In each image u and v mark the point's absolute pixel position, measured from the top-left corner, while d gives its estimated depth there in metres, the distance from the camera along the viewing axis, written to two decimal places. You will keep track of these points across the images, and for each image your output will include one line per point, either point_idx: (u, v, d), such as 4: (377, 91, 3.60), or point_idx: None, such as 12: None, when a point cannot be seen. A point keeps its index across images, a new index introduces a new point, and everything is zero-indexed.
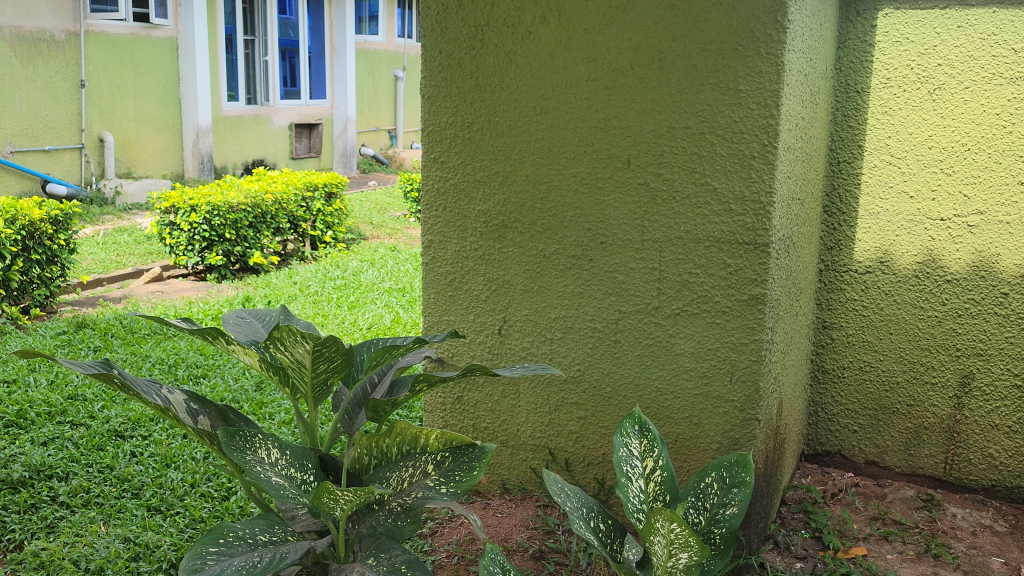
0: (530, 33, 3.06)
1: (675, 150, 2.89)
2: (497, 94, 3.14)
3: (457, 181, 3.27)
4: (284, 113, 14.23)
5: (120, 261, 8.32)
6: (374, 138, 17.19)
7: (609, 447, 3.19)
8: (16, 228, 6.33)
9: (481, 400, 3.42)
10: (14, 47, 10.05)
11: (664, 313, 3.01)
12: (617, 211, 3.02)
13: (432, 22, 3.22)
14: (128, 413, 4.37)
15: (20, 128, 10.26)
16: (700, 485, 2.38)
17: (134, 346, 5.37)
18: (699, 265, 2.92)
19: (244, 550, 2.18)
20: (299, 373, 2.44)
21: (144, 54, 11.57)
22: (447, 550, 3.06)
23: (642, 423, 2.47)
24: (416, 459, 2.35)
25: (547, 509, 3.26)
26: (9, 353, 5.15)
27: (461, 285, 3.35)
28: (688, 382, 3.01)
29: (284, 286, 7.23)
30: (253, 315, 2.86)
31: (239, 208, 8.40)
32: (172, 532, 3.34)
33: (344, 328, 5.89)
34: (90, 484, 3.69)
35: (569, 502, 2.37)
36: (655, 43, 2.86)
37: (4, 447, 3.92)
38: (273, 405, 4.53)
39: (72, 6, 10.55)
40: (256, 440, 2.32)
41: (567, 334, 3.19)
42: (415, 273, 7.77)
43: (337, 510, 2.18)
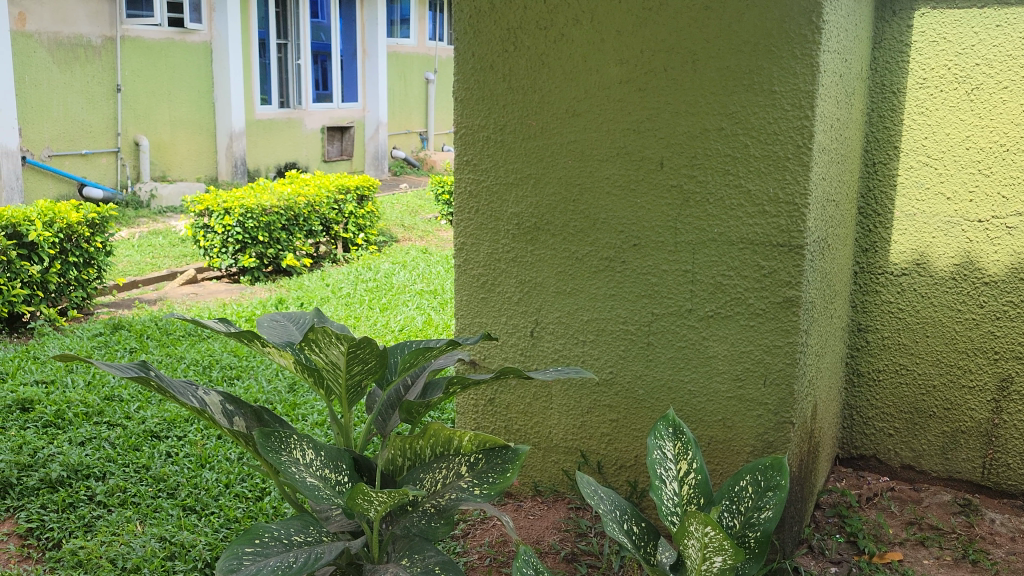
0: (563, 36, 3.06)
1: (709, 152, 2.88)
2: (530, 96, 3.15)
3: (489, 183, 3.28)
4: (316, 116, 14.32)
5: (155, 263, 8.42)
6: (405, 141, 17.27)
7: (641, 450, 3.18)
8: (54, 230, 6.42)
9: (514, 402, 3.42)
10: (52, 52, 10.19)
11: (698, 315, 2.99)
12: (650, 213, 3.01)
13: (465, 25, 3.23)
14: (164, 414, 4.41)
15: (58, 132, 10.40)
16: (735, 489, 2.37)
17: (169, 347, 5.43)
18: (733, 267, 2.91)
19: (280, 550, 2.19)
20: (334, 375, 2.46)
21: (178, 59, 11.70)
22: (478, 552, 3.07)
23: (676, 425, 2.46)
24: (450, 460, 2.36)
25: (579, 512, 3.25)
26: (48, 354, 5.23)
27: (493, 286, 3.36)
28: (721, 385, 3.00)
29: (317, 288, 7.29)
30: (287, 317, 2.88)
31: (272, 210, 8.46)
32: (207, 531, 3.37)
33: (376, 330, 5.93)
34: (126, 483, 3.73)
35: (602, 504, 2.37)
36: (688, 45, 2.86)
37: (43, 446, 3.98)
38: (307, 406, 4.56)
39: (108, 11, 10.69)
40: (291, 441, 2.34)
41: (600, 337, 3.19)
42: (446, 275, 7.79)
43: (371, 511, 2.19)
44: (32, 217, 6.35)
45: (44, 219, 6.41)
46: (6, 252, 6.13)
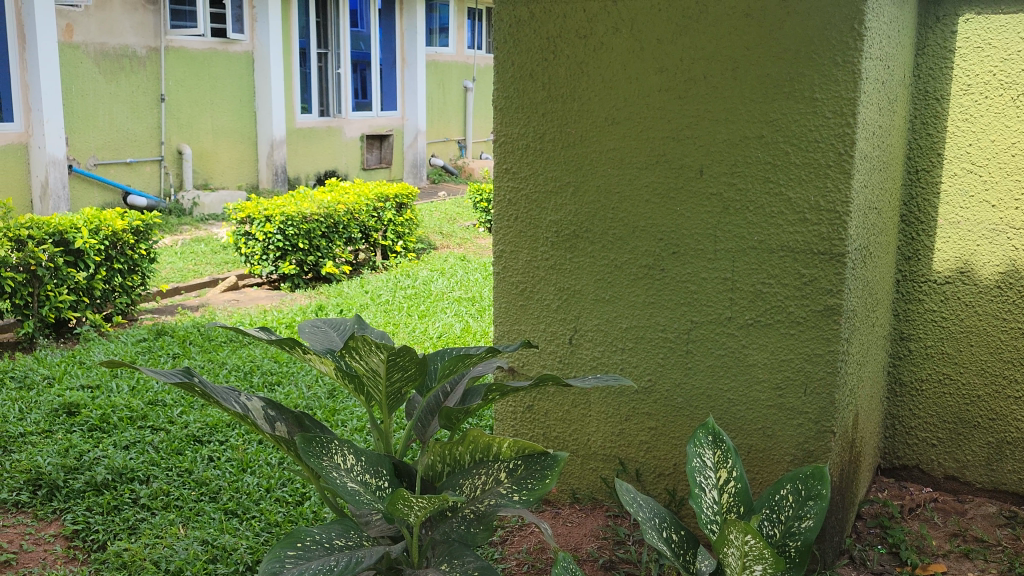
0: (602, 45, 3.07)
1: (749, 160, 2.88)
2: (569, 104, 3.16)
3: (529, 191, 3.30)
4: (355, 124, 14.44)
5: (197, 270, 8.54)
6: (443, 149, 17.36)
7: (680, 457, 3.17)
8: (100, 238, 6.53)
9: (552, 409, 3.43)
10: (99, 63, 10.38)
11: (737, 324, 2.98)
12: (690, 221, 3.01)
13: (504, 34, 3.25)
14: (206, 418, 4.47)
15: (104, 141, 10.57)
16: (776, 497, 2.36)
17: (211, 353, 5.50)
18: (773, 275, 2.90)
19: (322, 554, 2.22)
20: (374, 381, 2.48)
21: (220, 68, 11.88)
22: (517, 559, 3.07)
23: (716, 433, 2.45)
24: (489, 466, 2.36)
25: (618, 520, 3.25)
26: (94, 360, 5.32)
27: (532, 294, 3.37)
28: (761, 394, 2.98)
29: (356, 295, 7.35)
30: (329, 323, 2.91)
31: (312, 218, 8.53)
32: (248, 535, 3.41)
33: (415, 336, 5.97)
34: (170, 487, 3.78)
35: (641, 512, 2.36)
36: (728, 53, 2.86)
37: (89, 449, 4.06)
38: (346, 412, 4.59)
39: (153, 22, 10.88)
40: (333, 446, 2.37)
41: (638, 344, 3.18)
42: (484, 282, 7.82)
43: (411, 517, 2.20)
44: (79, 225, 6.46)
45: (91, 226, 6.53)
46: (53, 258, 6.23)
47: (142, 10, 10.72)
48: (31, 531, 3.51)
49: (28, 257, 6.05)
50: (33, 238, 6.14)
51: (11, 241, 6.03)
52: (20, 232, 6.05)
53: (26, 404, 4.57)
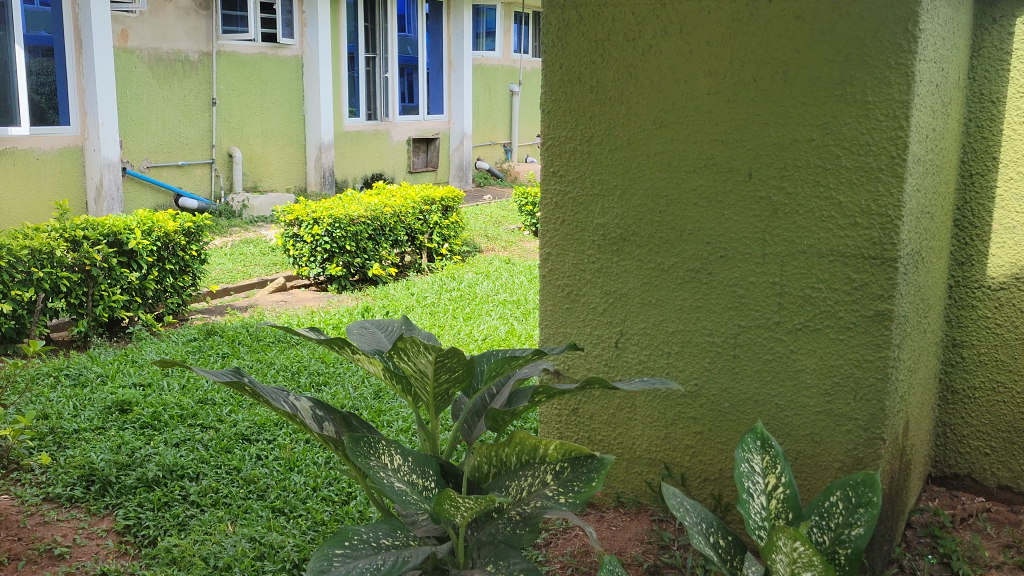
0: (651, 48, 3.07)
1: (798, 163, 2.85)
2: (617, 107, 3.16)
3: (576, 195, 3.31)
4: (402, 128, 14.53)
5: (246, 271, 8.66)
6: (489, 152, 17.43)
7: (727, 462, 3.14)
8: (152, 239, 6.65)
9: (597, 413, 3.43)
10: (153, 67, 10.57)
11: (785, 329, 2.96)
12: (738, 225, 2.99)
13: (553, 37, 3.27)
14: (254, 417, 4.52)
15: (157, 145, 10.76)
16: (825, 503, 2.33)
17: (260, 353, 5.58)
18: (823, 280, 2.87)
19: (369, 553, 2.23)
20: (422, 382, 2.50)
21: (270, 72, 12.03)
22: (560, 562, 3.07)
23: (764, 438, 2.44)
24: (535, 468, 2.36)
25: (662, 524, 3.23)
26: (146, 358, 5.41)
27: (578, 297, 3.37)
28: (809, 399, 2.95)
29: (402, 297, 7.40)
30: (377, 325, 2.93)
31: (359, 220, 8.60)
32: (295, 533, 3.44)
33: (460, 338, 6.01)
34: (218, 485, 3.84)
35: (687, 516, 2.34)
36: (779, 55, 2.84)
37: (140, 447, 4.13)
38: (392, 413, 4.62)
39: (206, 27, 11.06)
40: (380, 446, 2.40)
41: (685, 348, 3.16)
42: (528, 285, 7.82)
43: (458, 517, 2.21)
44: (132, 226, 6.58)
45: (143, 227, 6.65)
46: (107, 259, 6.35)
47: (195, 15, 10.91)
48: (84, 525, 3.59)
49: (82, 258, 6.17)
50: (88, 238, 6.26)
51: (68, 241, 6.16)
52: (76, 233, 6.17)
53: (80, 401, 4.66)
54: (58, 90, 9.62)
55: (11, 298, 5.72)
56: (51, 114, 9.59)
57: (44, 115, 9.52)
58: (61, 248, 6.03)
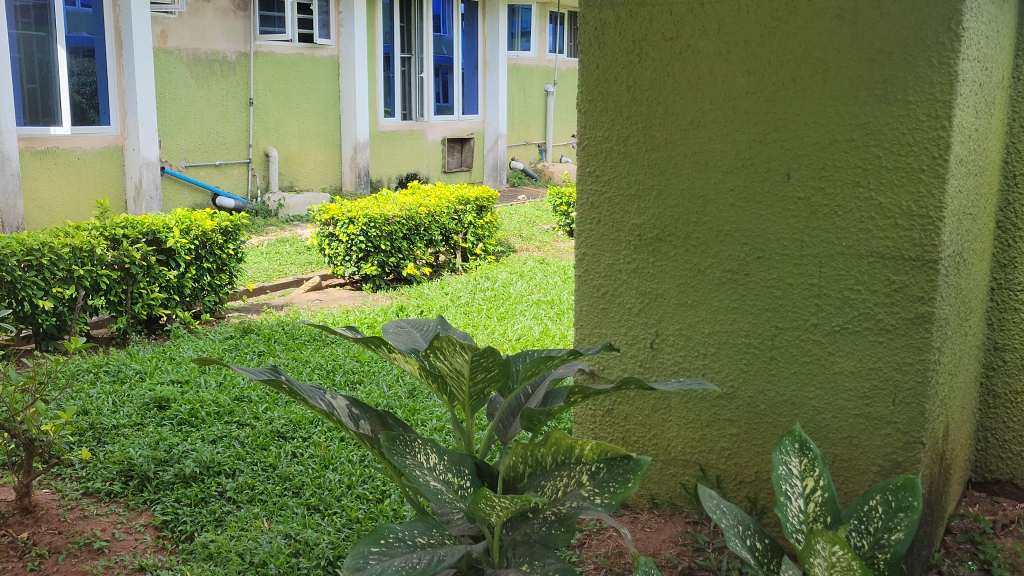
0: (689, 47, 3.05)
1: (838, 163, 2.83)
2: (654, 107, 3.15)
3: (612, 195, 3.30)
4: (436, 128, 14.58)
5: (282, 270, 8.73)
6: (523, 152, 17.46)
7: (763, 465, 3.12)
8: (190, 237, 6.72)
9: (632, 414, 3.42)
10: (191, 68, 10.68)
11: (823, 330, 2.93)
12: (776, 226, 2.97)
13: (590, 37, 3.26)
14: (290, 415, 4.56)
15: (194, 144, 10.87)
16: (865, 508, 2.30)
17: (295, 351, 5.62)
18: (862, 282, 2.84)
19: (404, 551, 2.24)
20: (457, 382, 2.50)
21: (306, 73, 12.12)
22: (594, 563, 3.07)
23: (802, 441, 2.41)
24: (571, 469, 2.35)
25: (697, 526, 3.21)
26: (184, 356, 5.47)
27: (613, 297, 3.36)
28: (847, 402, 2.92)
29: (436, 296, 7.43)
30: (413, 324, 2.93)
31: (394, 220, 8.63)
32: (330, 531, 3.46)
33: (495, 338, 6.03)
34: (254, 481, 3.87)
35: (724, 519, 2.32)
36: (818, 55, 2.82)
37: (178, 443, 4.18)
38: (426, 412, 4.64)
39: (244, 28, 11.17)
40: (416, 445, 2.40)
41: (721, 350, 3.15)
42: (562, 285, 7.82)
43: (493, 516, 2.21)
44: (171, 225, 6.65)
45: (181, 226, 6.73)
46: (147, 257, 6.43)
47: (233, 16, 11.02)
48: (123, 520, 3.63)
49: (122, 256, 6.26)
50: (127, 237, 6.35)
51: (107, 239, 6.25)
52: (116, 231, 6.26)
53: (119, 397, 4.73)
54: (99, 90, 9.75)
55: (52, 295, 5.82)
56: (92, 114, 9.73)
57: (85, 115, 9.66)
58: (101, 247, 6.12)
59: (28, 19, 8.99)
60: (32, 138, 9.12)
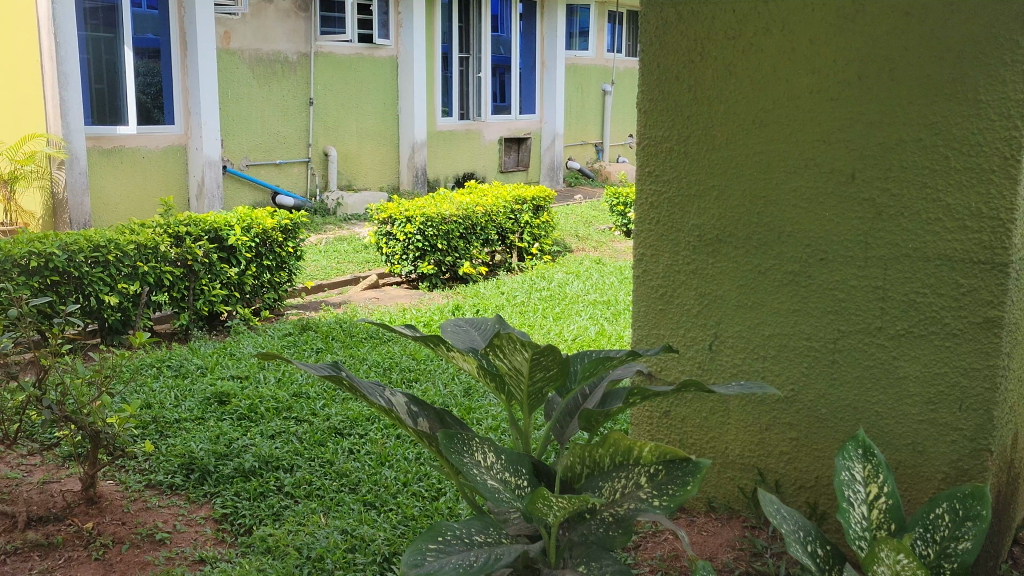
0: (751, 46, 3.02)
1: (904, 164, 2.77)
2: (715, 107, 3.12)
3: (671, 195, 3.27)
4: (493, 128, 14.62)
5: (340, 269, 8.82)
6: (581, 152, 17.44)
7: (824, 471, 3.07)
8: (251, 235, 6.82)
9: (689, 416, 3.39)
10: (253, 68, 10.85)
11: (888, 334, 2.87)
12: (840, 227, 2.91)
13: (651, 36, 3.24)
14: (347, 412, 4.60)
15: (255, 143, 11.03)
16: (931, 516, 2.25)
17: (352, 348, 5.67)
18: (928, 285, 2.78)
19: (462, 549, 2.24)
20: (516, 381, 2.50)
21: (365, 72, 12.24)
22: (650, 566, 3.05)
23: (866, 446, 2.37)
24: (630, 470, 2.32)
25: (755, 531, 3.16)
26: (243, 352, 5.55)
27: (672, 298, 3.33)
28: (912, 407, 2.86)
29: (492, 295, 7.44)
30: (471, 323, 2.93)
31: (451, 219, 8.66)
32: (386, 527, 3.49)
33: (551, 337, 6.03)
34: (312, 477, 3.92)
35: (785, 524, 2.27)
36: (886, 53, 2.77)
37: (238, 437, 4.24)
38: (482, 410, 4.66)
39: (305, 29, 11.33)
40: (473, 444, 2.41)
41: (781, 353, 3.10)
42: (619, 285, 7.79)
43: (550, 516, 2.21)
44: (232, 222, 6.77)
45: (243, 224, 6.83)
46: (209, 254, 6.56)
47: (295, 17, 11.18)
48: (184, 512, 3.71)
49: (185, 253, 6.39)
50: (190, 234, 6.47)
51: (171, 236, 6.38)
52: (179, 229, 6.39)
53: (181, 391, 4.82)
54: (163, 90, 9.94)
55: (117, 291, 5.94)
56: (156, 113, 9.92)
57: (150, 114, 9.85)
58: (165, 244, 6.26)
59: (97, 21, 9.15)
60: (99, 138, 9.32)
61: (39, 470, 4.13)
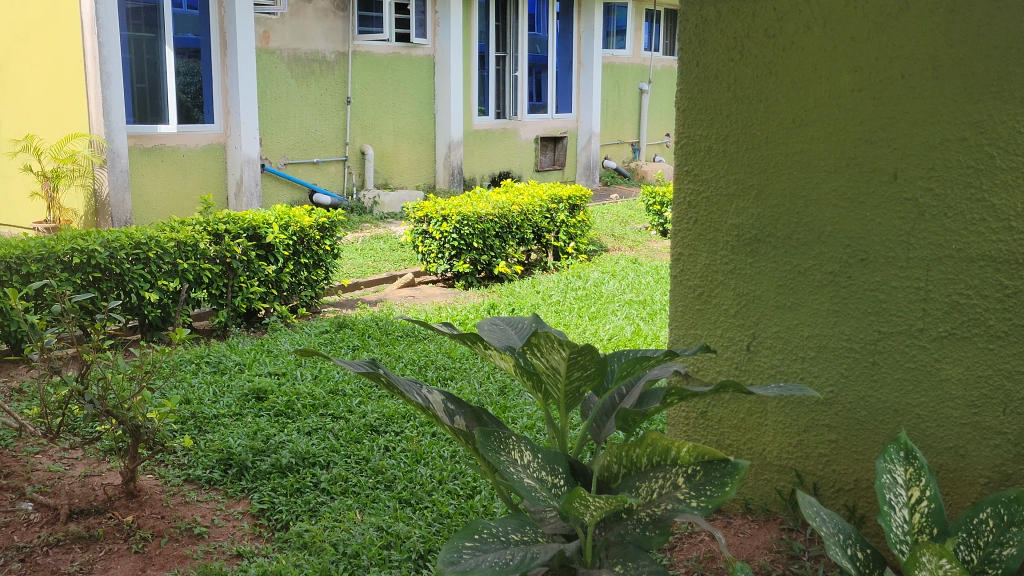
0: (793, 44, 2.99)
1: (948, 163, 2.73)
2: (756, 105, 3.10)
3: (710, 194, 3.25)
4: (530, 127, 14.62)
5: (376, 267, 8.87)
6: (617, 151, 17.40)
7: (863, 474, 3.03)
8: (289, 233, 6.88)
9: (727, 417, 3.36)
10: (292, 67, 10.94)
11: (929, 336, 2.83)
12: (881, 227, 2.88)
13: (690, 34, 3.22)
14: (383, 409, 4.62)
15: (293, 142, 11.12)
16: (974, 521, 2.22)
17: (388, 346, 5.70)
18: (971, 286, 2.74)
19: (497, 547, 2.24)
20: (553, 380, 2.49)
21: (402, 72, 12.29)
22: (686, 566, 3.04)
23: (908, 449, 2.34)
24: (666, 470, 2.30)
25: (792, 533, 3.13)
26: (281, 349, 5.59)
27: (709, 298, 3.31)
28: (953, 410, 2.82)
29: (527, 295, 7.43)
30: (508, 322, 2.93)
31: (487, 218, 8.67)
32: (421, 524, 3.50)
33: (586, 337, 6.02)
34: (348, 474, 3.94)
35: (825, 527, 2.24)
36: (930, 51, 2.73)
37: (275, 433, 4.28)
38: (517, 410, 4.67)
39: (343, 28, 11.40)
40: (510, 442, 2.41)
41: (820, 354, 3.07)
42: (655, 285, 7.76)
43: (587, 516, 2.20)
44: (270, 220, 6.82)
45: (281, 222, 6.87)
46: (247, 252, 6.63)
47: (333, 16, 11.25)
48: (222, 507, 3.75)
49: (224, 250, 6.46)
50: (229, 232, 6.53)
51: (210, 234, 6.44)
52: (218, 227, 6.45)
53: (219, 388, 4.86)
54: (203, 89, 10.04)
55: (158, 287, 6.01)
56: (196, 112, 10.03)
57: (190, 113, 9.96)
58: (204, 241, 6.32)
59: (139, 22, 9.25)
60: (140, 136, 9.44)
61: (80, 463, 4.19)
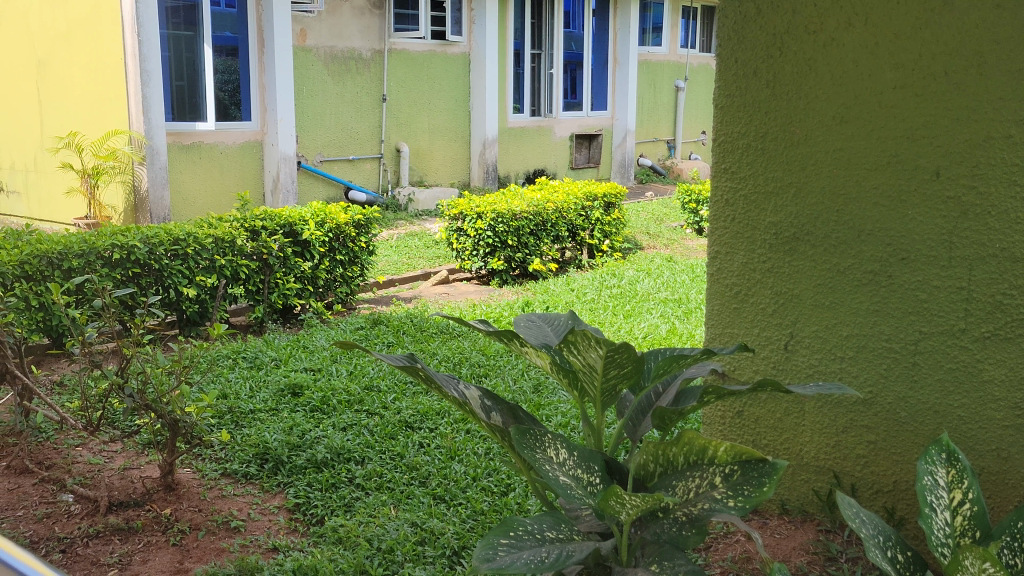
0: (834, 40, 2.96)
1: (992, 161, 2.69)
2: (795, 102, 3.07)
3: (747, 192, 3.23)
4: (564, 125, 14.60)
5: (410, 264, 8.91)
6: (652, 149, 17.33)
7: (902, 476, 2.99)
8: (325, 230, 6.92)
9: (764, 417, 3.34)
10: (328, 65, 11.00)
11: (972, 337, 2.79)
12: (923, 225, 2.84)
13: (729, 31, 3.20)
14: (417, 406, 4.64)
15: (329, 139, 11.19)
16: (1018, 525, 2.19)
17: (423, 343, 5.72)
18: (1015, 285, 2.69)
19: (533, 544, 2.23)
20: (590, 377, 2.48)
21: (437, 69, 12.32)
22: (721, 567, 3.02)
23: (950, 451, 2.31)
24: (703, 470, 2.28)
25: (830, 535, 3.10)
26: (316, 345, 5.64)
27: (746, 297, 3.29)
28: (996, 412, 2.78)
29: (562, 293, 7.42)
30: (544, 318, 2.93)
31: (521, 215, 8.67)
32: (455, 521, 3.51)
33: (621, 335, 5.99)
34: (383, 469, 3.96)
35: (864, 528, 2.22)
36: (975, 47, 2.69)
37: (310, 429, 4.31)
38: (551, 407, 4.66)
39: (379, 26, 11.45)
40: (546, 440, 2.40)
41: (859, 354, 3.04)
42: (690, 283, 7.72)
43: (622, 514, 2.19)
44: (307, 217, 6.87)
45: (317, 219, 6.92)
46: (283, 248, 6.67)
47: (369, 14, 11.30)
48: (258, 501, 3.78)
49: (261, 246, 6.51)
50: (265, 228, 6.58)
51: (247, 230, 6.49)
52: (255, 223, 6.50)
53: (256, 382, 4.91)
54: (241, 86, 10.13)
55: (196, 283, 6.08)
56: (233, 110, 10.12)
57: (228, 111, 10.05)
58: (241, 237, 6.37)
59: (178, 20, 9.35)
60: (178, 133, 9.54)
61: (119, 456, 4.25)
